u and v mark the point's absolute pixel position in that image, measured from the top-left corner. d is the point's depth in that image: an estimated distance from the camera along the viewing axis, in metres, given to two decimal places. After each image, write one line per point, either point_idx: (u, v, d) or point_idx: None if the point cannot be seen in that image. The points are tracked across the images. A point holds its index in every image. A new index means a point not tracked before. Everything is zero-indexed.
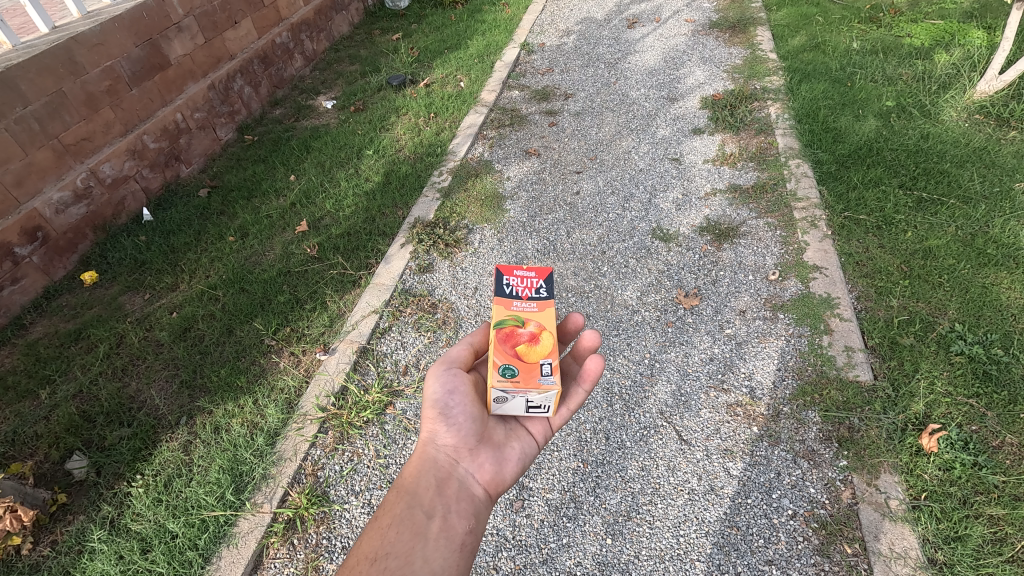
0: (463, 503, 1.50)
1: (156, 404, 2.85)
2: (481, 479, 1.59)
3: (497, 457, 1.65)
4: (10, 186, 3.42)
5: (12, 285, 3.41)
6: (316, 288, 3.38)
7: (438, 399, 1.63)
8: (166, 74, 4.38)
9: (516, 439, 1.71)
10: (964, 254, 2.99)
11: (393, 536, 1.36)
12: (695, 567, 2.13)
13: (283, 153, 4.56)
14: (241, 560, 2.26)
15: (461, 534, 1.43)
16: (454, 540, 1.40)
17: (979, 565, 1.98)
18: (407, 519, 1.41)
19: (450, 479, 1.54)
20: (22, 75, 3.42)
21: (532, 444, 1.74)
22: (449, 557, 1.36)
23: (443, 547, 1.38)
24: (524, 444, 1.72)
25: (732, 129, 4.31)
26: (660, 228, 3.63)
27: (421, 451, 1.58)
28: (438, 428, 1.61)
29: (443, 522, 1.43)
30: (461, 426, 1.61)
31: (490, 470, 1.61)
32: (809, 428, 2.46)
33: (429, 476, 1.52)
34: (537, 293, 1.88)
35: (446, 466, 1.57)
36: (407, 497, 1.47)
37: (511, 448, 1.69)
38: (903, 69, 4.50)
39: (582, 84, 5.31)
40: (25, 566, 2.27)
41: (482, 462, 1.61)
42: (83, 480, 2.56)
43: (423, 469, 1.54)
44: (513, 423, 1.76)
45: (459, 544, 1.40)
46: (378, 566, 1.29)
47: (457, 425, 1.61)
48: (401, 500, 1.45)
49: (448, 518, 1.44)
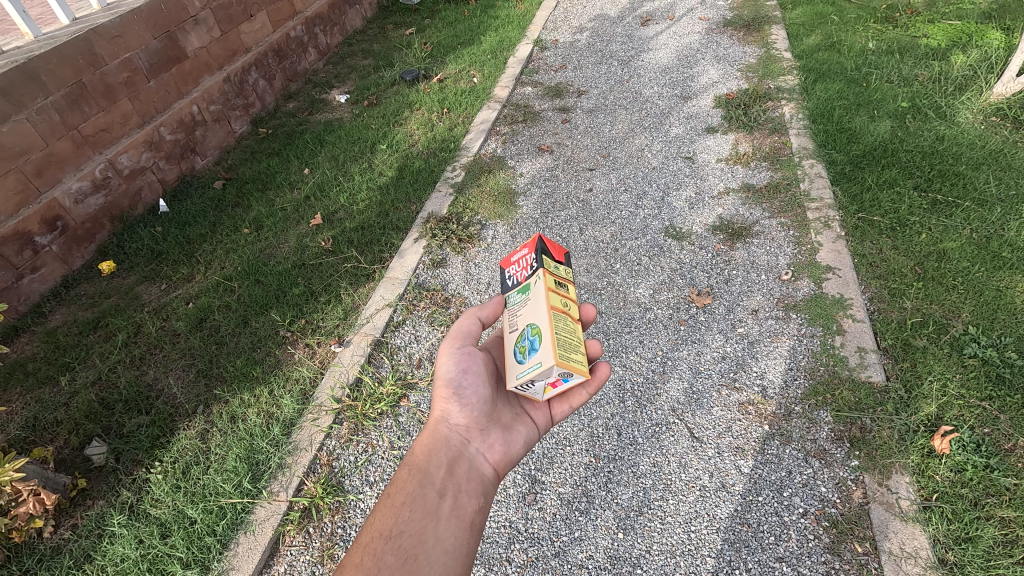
0: (473, 483, 1.53)
1: (173, 392, 2.89)
2: (490, 459, 1.62)
3: (506, 437, 1.67)
4: (30, 176, 3.47)
5: (31, 273, 3.47)
6: (331, 281, 3.41)
7: (451, 377, 1.67)
8: (182, 66, 4.42)
9: (523, 422, 1.73)
10: (978, 257, 2.98)
11: (406, 514, 1.38)
12: (706, 563, 2.15)
13: (297, 147, 4.59)
14: (258, 547, 2.30)
15: (472, 512, 1.46)
16: (464, 520, 1.43)
17: (990, 566, 1.99)
18: (418, 496, 1.43)
19: (460, 460, 1.56)
20: (43, 66, 3.47)
21: (540, 428, 1.76)
22: (461, 535, 1.39)
23: (454, 526, 1.40)
24: (532, 426, 1.74)
25: (746, 128, 4.30)
26: (673, 226, 3.64)
27: (433, 430, 1.61)
28: (450, 407, 1.64)
29: (454, 501, 1.45)
30: (472, 406, 1.65)
31: (499, 451, 1.64)
32: (820, 428, 2.47)
33: (440, 455, 1.55)
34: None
35: (456, 446, 1.59)
36: (418, 475, 1.49)
37: (518, 430, 1.71)
38: (920, 70, 4.47)
39: (595, 81, 5.31)
40: (47, 549, 2.32)
41: (491, 442, 1.64)
42: (102, 465, 2.61)
43: (435, 448, 1.56)
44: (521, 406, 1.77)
45: (469, 523, 1.43)
46: (392, 544, 1.31)
47: (469, 404, 1.65)
48: (414, 479, 1.47)
49: (459, 497, 1.47)
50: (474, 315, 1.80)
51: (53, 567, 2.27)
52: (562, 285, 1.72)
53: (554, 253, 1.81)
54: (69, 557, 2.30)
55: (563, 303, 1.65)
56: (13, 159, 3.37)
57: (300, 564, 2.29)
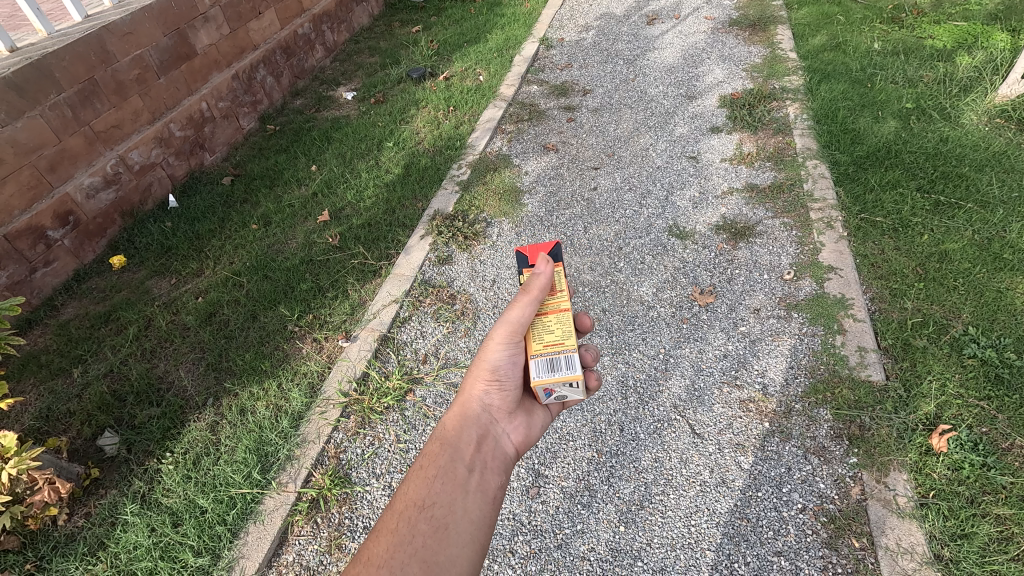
0: (497, 460, 1.56)
1: (184, 385, 2.95)
2: (513, 438, 1.65)
3: (527, 417, 1.71)
4: (44, 171, 3.53)
5: (44, 267, 3.53)
6: (338, 277, 3.46)
7: (497, 365, 1.65)
8: (192, 63, 4.46)
9: (543, 405, 1.78)
10: (979, 258, 3.01)
11: (438, 486, 1.39)
12: (706, 556, 2.19)
13: (305, 143, 4.64)
14: (267, 536, 2.36)
15: (496, 487, 1.48)
16: (490, 494, 1.46)
17: (985, 562, 2.03)
18: (449, 470, 1.44)
19: (488, 437, 1.58)
20: (57, 63, 3.52)
21: (555, 412, 1.82)
22: (487, 510, 1.42)
23: (481, 500, 1.42)
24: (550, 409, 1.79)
25: (750, 128, 4.32)
26: (676, 225, 3.67)
27: (465, 406, 1.61)
28: (487, 389, 1.64)
29: (481, 477, 1.47)
30: (507, 391, 1.67)
31: (522, 431, 1.68)
32: (820, 425, 2.51)
33: (470, 431, 1.56)
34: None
35: (485, 423, 1.61)
36: (448, 449, 1.50)
37: (539, 413, 1.75)
38: (925, 71, 4.49)
39: (601, 80, 5.33)
40: (61, 536, 2.38)
41: (515, 423, 1.67)
42: (115, 456, 2.67)
43: (466, 424, 1.58)
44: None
45: (493, 497, 1.45)
46: (425, 513, 1.33)
47: (505, 389, 1.67)
48: (445, 452, 1.48)
49: (485, 473, 1.49)
50: (532, 301, 1.65)
51: (68, 554, 2.33)
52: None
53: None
54: (83, 544, 2.35)
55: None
56: (27, 154, 3.42)
57: (308, 553, 2.34)
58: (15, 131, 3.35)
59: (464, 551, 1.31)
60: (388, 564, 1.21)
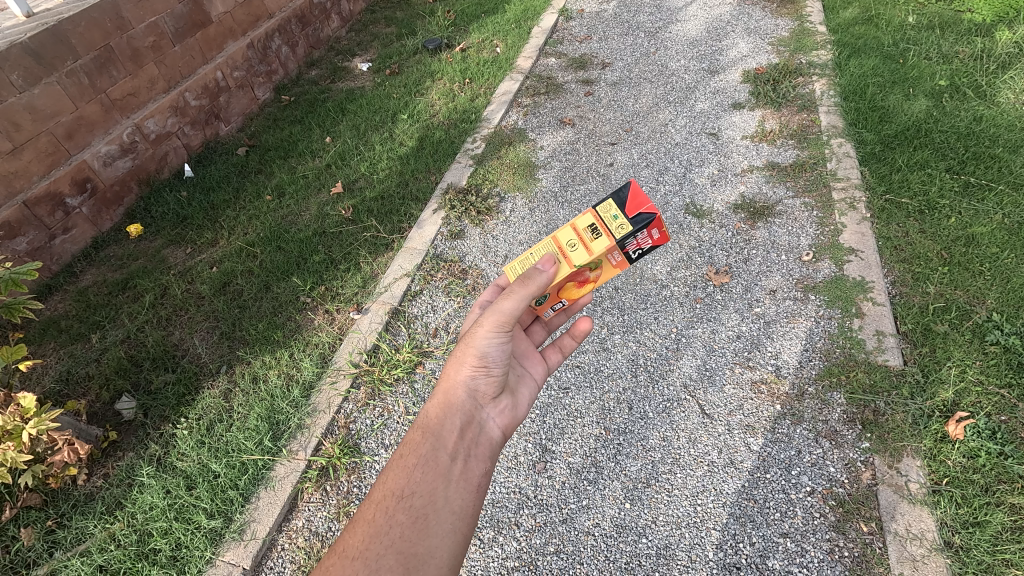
0: (482, 447, 1.51)
1: (198, 353, 2.99)
2: (499, 423, 1.61)
3: (512, 403, 1.68)
4: (61, 138, 3.54)
5: (63, 234, 3.58)
6: (350, 250, 3.46)
7: (487, 350, 1.57)
8: (207, 31, 4.43)
9: (525, 386, 1.77)
10: (1008, 242, 2.90)
11: (418, 475, 1.36)
12: (710, 536, 2.19)
13: (319, 115, 4.60)
14: (278, 501, 2.41)
15: (481, 475, 1.45)
16: (473, 483, 1.42)
17: (996, 550, 2.00)
18: (431, 458, 1.40)
19: (473, 424, 1.53)
20: (73, 29, 3.51)
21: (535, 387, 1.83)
22: (468, 498, 1.39)
23: (463, 489, 1.39)
24: (532, 388, 1.80)
25: (774, 104, 4.19)
26: (694, 204, 3.59)
27: (451, 392, 1.53)
28: (476, 374, 1.57)
29: (465, 465, 1.44)
30: (496, 377, 1.60)
31: (507, 415, 1.64)
32: (833, 409, 2.47)
33: (455, 418, 1.50)
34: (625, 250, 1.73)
35: (472, 409, 1.55)
36: (431, 437, 1.44)
37: (522, 394, 1.74)
38: (960, 47, 4.30)
39: (621, 53, 5.20)
40: (81, 495, 2.45)
41: (501, 408, 1.63)
42: (132, 420, 2.74)
43: (451, 411, 1.51)
44: (522, 369, 1.83)
45: (477, 486, 1.42)
46: (404, 503, 1.30)
47: (494, 375, 1.60)
48: (427, 441, 1.43)
49: (469, 460, 1.46)
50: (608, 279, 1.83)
51: (87, 512, 2.40)
52: (597, 234, 1.70)
53: (624, 205, 1.69)
54: (101, 503, 2.42)
55: (574, 241, 1.74)
56: (45, 121, 3.44)
57: (317, 519, 2.39)
58: (33, 97, 3.36)
59: (443, 542, 1.29)
60: (362, 556, 1.20)
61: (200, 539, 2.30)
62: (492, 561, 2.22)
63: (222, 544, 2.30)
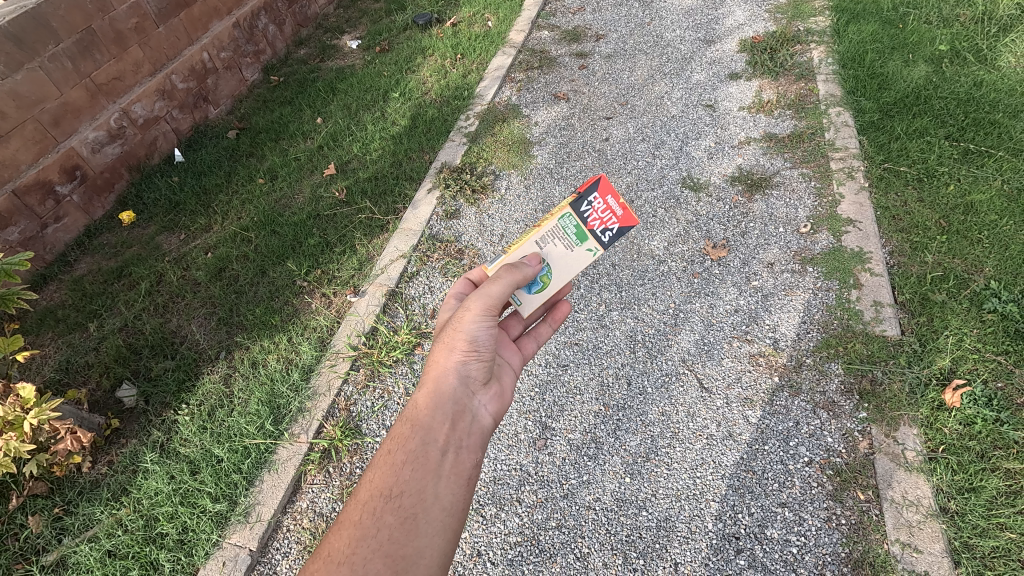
0: (473, 437, 1.51)
1: (197, 339, 2.99)
2: (490, 410, 1.62)
3: (499, 389, 1.69)
4: (47, 125, 3.48)
5: (54, 223, 3.54)
6: (346, 232, 3.43)
7: (475, 334, 1.59)
8: (192, 11, 4.32)
9: (508, 370, 1.79)
10: (1007, 209, 2.88)
11: (407, 472, 1.35)
12: (709, 507, 2.22)
13: (310, 95, 4.52)
14: (281, 484, 2.43)
15: (472, 467, 1.45)
16: (464, 476, 1.41)
17: (991, 514, 2.03)
18: (420, 455, 1.39)
19: (465, 413, 1.53)
20: (54, 12, 3.43)
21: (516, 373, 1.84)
22: (459, 493, 1.38)
23: (454, 484, 1.38)
24: (515, 374, 1.81)
25: (771, 74, 4.12)
26: (690, 177, 3.56)
27: (440, 380, 1.52)
28: (465, 360, 1.57)
29: (456, 457, 1.43)
30: (484, 362, 1.62)
31: (497, 403, 1.64)
32: (831, 380, 2.48)
33: (446, 409, 1.49)
34: (597, 233, 1.86)
35: (464, 398, 1.55)
36: (421, 432, 1.43)
37: (507, 380, 1.75)
38: (962, 10, 4.21)
39: (615, 24, 5.09)
40: (87, 482, 2.47)
41: (491, 394, 1.64)
42: (133, 407, 2.74)
43: (442, 400, 1.50)
44: (504, 357, 1.82)
45: (467, 480, 1.41)
46: (391, 503, 1.29)
47: (483, 359, 1.61)
48: (416, 436, 1.42)
49: (460, 453, 1.45)
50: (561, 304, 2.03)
51: (93, 499, 2.42)
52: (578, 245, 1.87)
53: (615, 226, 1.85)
54: (107, 490, 2.44)
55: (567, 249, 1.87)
56: (29, 108, 3.38)
57: (321, 501, 2.42)
58: (15, 84, 3.29)
59: (433, 542, 1.28)
60: (349, 560, 1.19)
61: (206, 522, 2.33)
62: (495, 537, 2.25)
63: (227, 527, 2.34)
